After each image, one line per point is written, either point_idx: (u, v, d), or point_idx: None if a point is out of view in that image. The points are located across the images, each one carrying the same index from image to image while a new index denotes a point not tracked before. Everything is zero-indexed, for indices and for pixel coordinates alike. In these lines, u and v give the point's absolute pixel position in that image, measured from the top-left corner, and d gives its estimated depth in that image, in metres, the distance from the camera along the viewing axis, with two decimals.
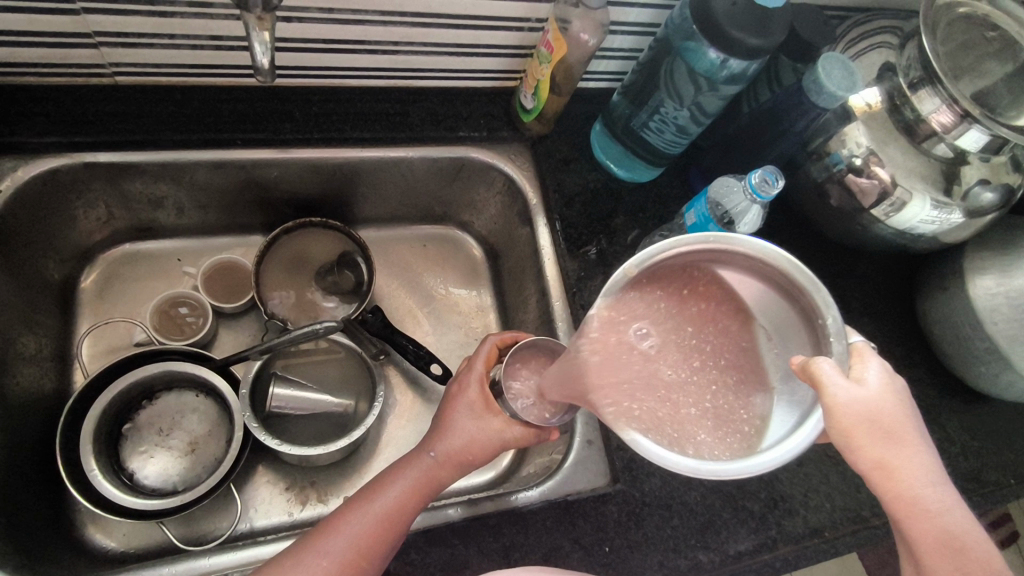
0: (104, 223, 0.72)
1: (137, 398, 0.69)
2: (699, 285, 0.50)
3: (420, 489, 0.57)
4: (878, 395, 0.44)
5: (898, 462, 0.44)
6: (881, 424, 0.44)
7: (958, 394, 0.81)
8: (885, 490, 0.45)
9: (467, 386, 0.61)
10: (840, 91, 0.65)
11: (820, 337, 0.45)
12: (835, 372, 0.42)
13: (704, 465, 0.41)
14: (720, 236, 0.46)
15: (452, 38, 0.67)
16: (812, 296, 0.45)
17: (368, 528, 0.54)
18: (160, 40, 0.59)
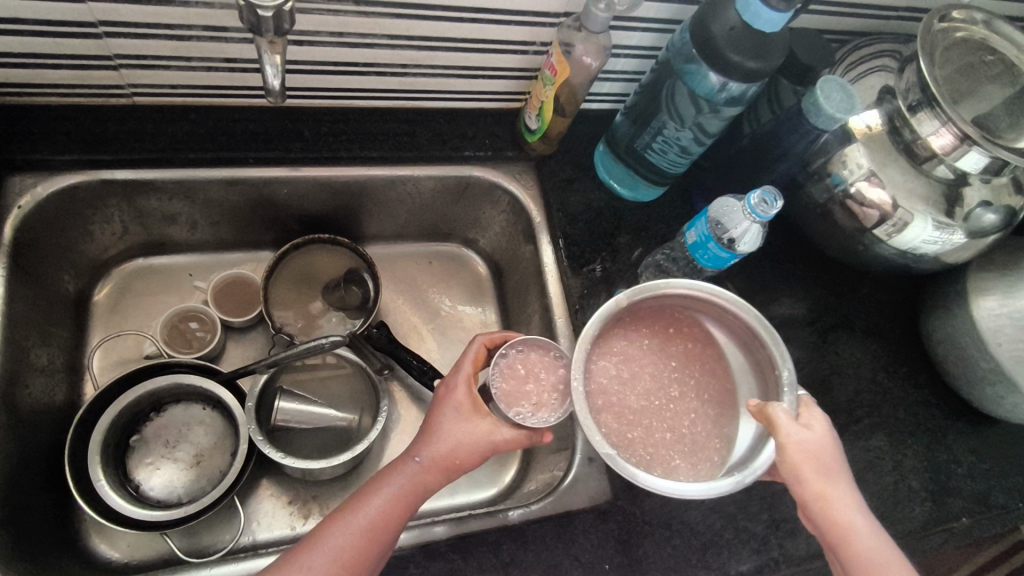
0: (119, 238, 0.74)
1: (145, 410, 0.70)
2: (677, 329, 0.60)
3: (405, 497, 0.57)
4: (820, 437, 0.50)
5: (835, 496, 0.50)
6: (824, 462, 0.50)
7: (965, 416, 0.81)
8: (825, 520, 0.50)
9: (454, 389, 0.60)
10: (838, 113, 0.66)
11: (775, 386, 0.55)
12: (783, 415, 0.50)
13: (667, 484, 0.50)
14: (707, 288, 0.57)
15: (458, 60, 0.69)
16: (772, 351, 0.55)
17: (351, 541, 0.54)
18: (177, 62, 0.61)
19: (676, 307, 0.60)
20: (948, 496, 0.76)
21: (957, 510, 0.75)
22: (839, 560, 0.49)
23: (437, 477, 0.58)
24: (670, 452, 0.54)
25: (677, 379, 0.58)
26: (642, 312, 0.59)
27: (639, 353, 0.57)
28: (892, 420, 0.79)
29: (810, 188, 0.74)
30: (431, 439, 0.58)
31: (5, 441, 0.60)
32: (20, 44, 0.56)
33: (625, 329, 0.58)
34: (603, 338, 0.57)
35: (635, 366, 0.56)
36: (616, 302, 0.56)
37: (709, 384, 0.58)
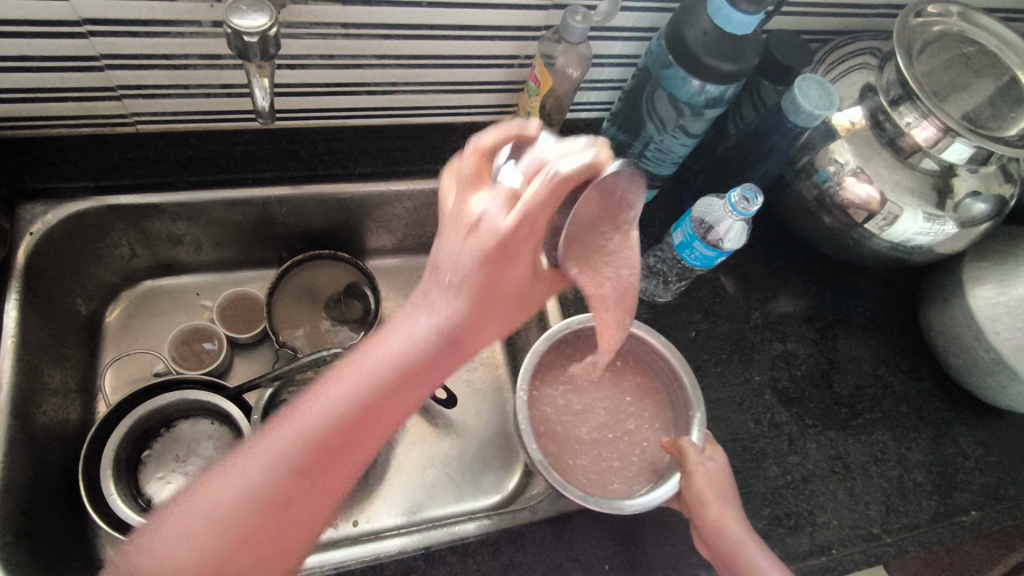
0: (127, 262, 0.77)
1: (155, 426, 0.73)
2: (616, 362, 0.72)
3: (391, 380, 0.47)
4: (720, 466, 0.62)
5: (723, 515, 0.59)
6: (722, 487, 0.61)
7: (970, 407, 0.80)
8: (713, 531, 0.58)
9: (511, 247, 0.47)
10: (817, 110, 0.67)
11: (687, 421, 0.66)
12: (689, 447, 0.62)
13: (590, 496, 0.60)
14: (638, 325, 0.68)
15: (446, 76, 0.71)
16: (688, 394, 0.66)
17: (310, 450, 0.45)
18: (176, 90, 0.64)
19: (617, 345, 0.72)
20: (956, 489, 0.75)
21: (965, 504, 0.74)
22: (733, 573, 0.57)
23: (455, 341, 0.48)
24: (610, 477, 0.65)
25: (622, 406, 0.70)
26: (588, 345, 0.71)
27: (588, 378, 0.70)
28: (895, 414, 0.78)
29: (798, 185, 0.75)
30: (468, 281, 0.47)
31: (21, 458, 0.63)
32: (28, 80, 0.60)
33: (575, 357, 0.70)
34: (550, 365, 0.70)
35: (580, 390, 0.70)
36: (565, 326, 0.67)
37: (647, 413, 0.70)
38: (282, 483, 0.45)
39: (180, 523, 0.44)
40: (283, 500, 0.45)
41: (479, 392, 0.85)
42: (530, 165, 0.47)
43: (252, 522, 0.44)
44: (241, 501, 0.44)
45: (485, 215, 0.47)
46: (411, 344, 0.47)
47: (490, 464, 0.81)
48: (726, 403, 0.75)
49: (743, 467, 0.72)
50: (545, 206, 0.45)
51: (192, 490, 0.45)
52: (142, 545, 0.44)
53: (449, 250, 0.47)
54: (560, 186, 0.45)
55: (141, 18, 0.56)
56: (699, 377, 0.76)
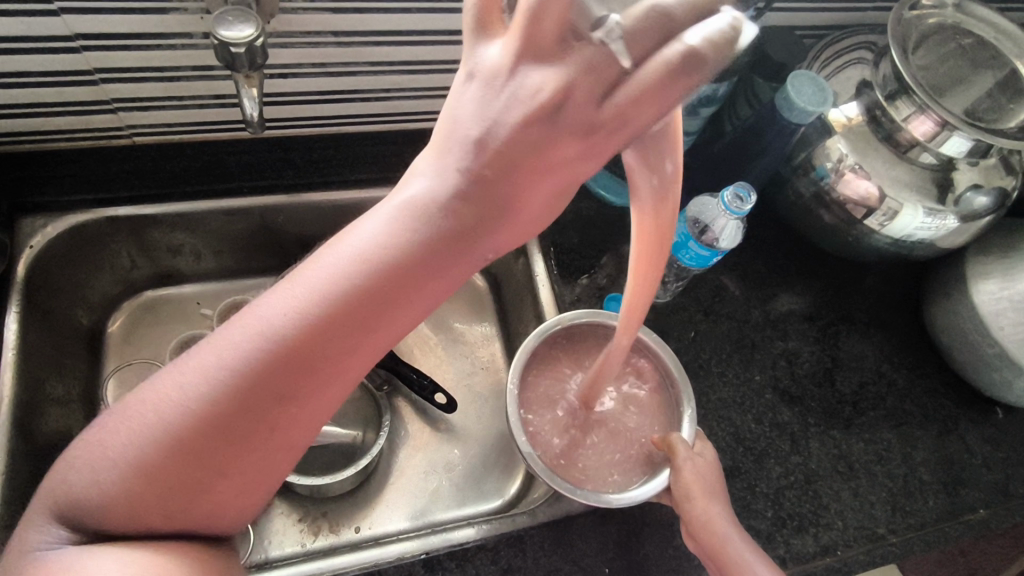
0: (128, 272, 0.78)
1: None
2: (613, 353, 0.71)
3: (356, 278, 0.40)
4: (708, 463, 0.62)
5: (713, 512, 0.59)
6: (708, 483, 0.61)
7: (978, 403, 0.79)
8: (702, 527, 0.59)
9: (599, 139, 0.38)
10: (811, 106, 0.67)
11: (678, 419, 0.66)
12: (679, 442, 0.62)
13: (577, 489, 0.59)
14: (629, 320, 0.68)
15: (439, 82, 0.71)
16: (681, 390, 0.66)
17: (262, 364, 0.40)
18: (170, 101, 0.65)
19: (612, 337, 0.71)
20: (963, 487, 0.74)
21: (973, 502, 0.73)
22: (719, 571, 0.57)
23: (449, 236, 0.40)
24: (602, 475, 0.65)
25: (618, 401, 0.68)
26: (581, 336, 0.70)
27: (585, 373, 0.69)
28: (900, 411, 0.77)
29: (796, 181, 0.74)
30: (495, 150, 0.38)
31: (24, 469, 0.63)
32: (26, 95, 0.61)
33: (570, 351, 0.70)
34: (543, 357, 0.69)
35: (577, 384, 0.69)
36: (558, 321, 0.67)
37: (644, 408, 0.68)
38: (228, 395, 0.41)
39: (121, 433, 0.41)
40: (230, 413, 0.41)
41: (480, 396, 0.85)
42: (646, 19, 0.34)
43: (191, 440, 0.41)
44: (185, 414, 0.41)
45: (568, 73, 0.36)
46: (382, 236, 0.40)
47: (491, 468, 0.81)
48: (728, 404, 0.74)
49: (746, 468, 0.71)
50: (666, 93, 0.35)
51: (134, 397, 0.42)
52: (84, 456, 0.42)
53: (463, 115, 0.38)
54: (689, 71, 0.35)
55: (133, 32, 0.57)
56: (700, 377, 0.75)
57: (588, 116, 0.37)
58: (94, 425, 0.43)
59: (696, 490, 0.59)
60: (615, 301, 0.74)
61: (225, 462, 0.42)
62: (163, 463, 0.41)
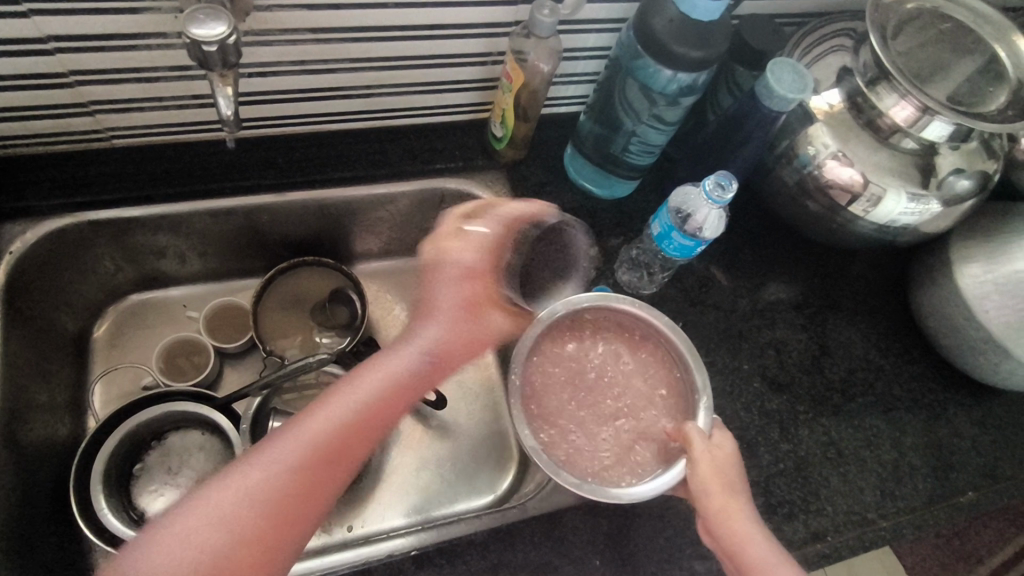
0: (112, 276, 0.77)
1: (146, 439, 0.73)
2: (635, 335, 0.69)
3: (396, 391, 0.59)
4: (727, 456, 0.60)
5: (732, 504, 0.58)
6: (726, 478, 0.59)
7: (965, 387, 0.79)
8: (721, 520, 0.57)
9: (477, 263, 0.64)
10: (791, 94, 0.66)
11: (694, 407, 0.64)
12: (697, 434, 0.60)
13: (585, 483, 0.60)
14: (642, 304, 0.68)
15: (420, 77, 0.71)
16: (697, 377, 0.65)
17: (294, 480, 0.53)
18: (148, 102, 0.65)
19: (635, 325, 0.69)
20: (953, 471, 0.74)
21: (962, 485, 0.74)
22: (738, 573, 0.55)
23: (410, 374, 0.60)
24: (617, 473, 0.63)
25: (628, 387, 0.67)
26: (604, 319, 0.69)
27: (598, 354, 0.68)
28: (889, 397, 0.78)
29: (780, 171, 0.74)
30: (440, 350, 0.62)
31: (9, 476, 0.63)
32: (1, 99, 0.60)
33: (583, 333, 0.69)
34: (561, 337, 0.68)
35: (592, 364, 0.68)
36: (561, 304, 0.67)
37: (660, 395, 0.67)
38: (276, 504, 0.51)
39: (199, 538, 0.49)
40: (309, 487, 0.53)
41: (470, 391, 0.85)
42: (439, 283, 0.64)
43: (248, 546, 0.50)
44: (259, 522, 0.51)
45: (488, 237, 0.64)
46: (392, 365, 0.60)
47: (483, 465, 0.81)
48: (717, 394, 0.74)
49: None
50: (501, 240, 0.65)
51: (195, 513, 0.50)
52: (159, 558, 0.48)
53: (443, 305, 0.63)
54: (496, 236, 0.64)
55: (108, 33, 0.56)
56: None
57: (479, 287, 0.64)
58: (145, 556, 0.48)
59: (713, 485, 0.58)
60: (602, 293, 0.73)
61: (271, 555, 0.50)
62: (249, 548, 0.50)
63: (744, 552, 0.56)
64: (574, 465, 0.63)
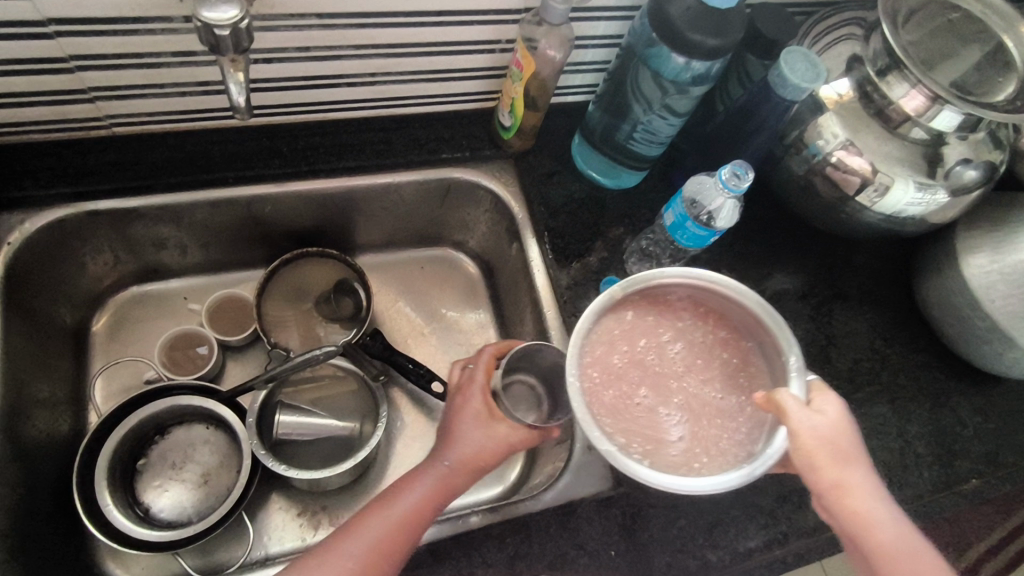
0: (111, 267, 0.75)
1: (149, 433, 0.72)
2: (705, 312, 0.58)
3: (425, 503, 0.59)
4: (835, 423, 0.49)
5: (851, 481, 0.48)
6: (840, 449, 0.49)
7: (968, 376, 0.80)
8: (839, 505, 0.48)
9: (471, 397, 0.63)
10: (804, 83, 0.65)
11: (782, 372, 0.54)
12: (796, 403, 0.49)
13: (657, 477, 0.50)
14: (705, 276, 0.57)
15: (428, 64, 0.70)
16: (778, 336, 0.55)
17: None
18: (150, 89, 0.63)
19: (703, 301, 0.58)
20: (957, 459, 0.75)
21: (966, 472, 0.75)
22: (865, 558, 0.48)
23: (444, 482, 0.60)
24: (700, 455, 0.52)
25: (701, 369, 0.56)
26: (668, 299, 0.58)
27: (664, 339, 0.56)
28: (894, 385, 0.78)
29: (788, 161, 0.74)
30: (469, 460, 0.60)
31: (10, 473, 0.62)
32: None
33: (647, 321, 0.56)
34: (623, 327, 0.56)
35: (664, 353, 0.55)
36: (613, 294, 0.55)
37: (739, 372, 0.56)
38: None
39: None
40: None
41: None
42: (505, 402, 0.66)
43: None
44: None
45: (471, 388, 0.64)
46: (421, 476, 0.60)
47: None
48: None
49: None
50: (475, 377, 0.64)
51: None
52: None
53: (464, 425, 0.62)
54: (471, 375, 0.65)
55: (109, 17, 0.54)
56: None
57: (468, 414, 0.62)
58: None
59: (825, 460, 0.48)
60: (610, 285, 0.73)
61: None
62: None
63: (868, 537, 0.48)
64: (662, 463, 0.51)
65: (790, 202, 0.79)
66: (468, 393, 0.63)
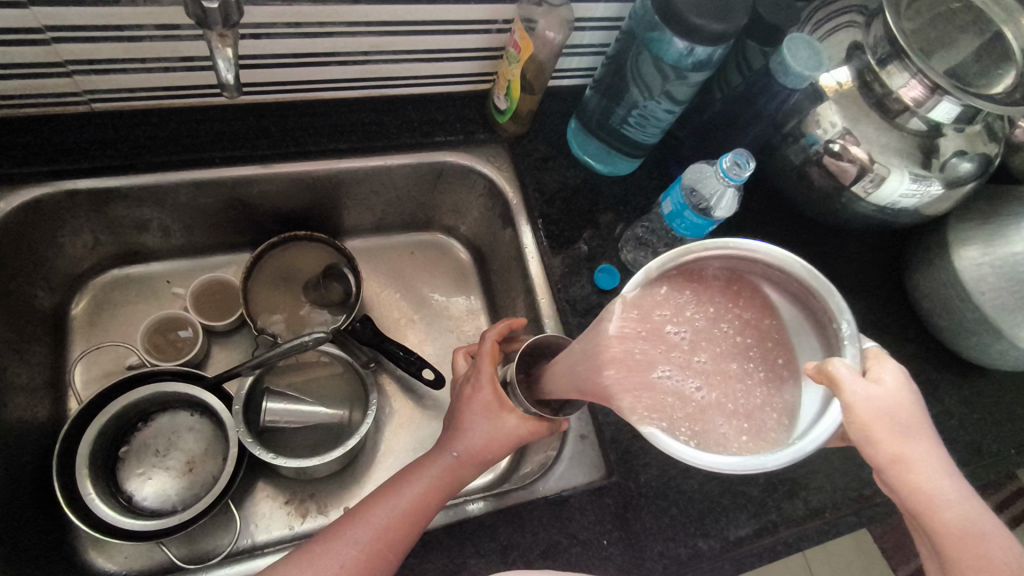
0: (91, 249, 0.73)
1: (132, 420, 0.70)
2: (736, 284, 0.51)
3: (433, 492, 0.60)
4: (895, 394, 0.46)
5: (914, 456, 0.48)
6: (897, 422, 0.46)
7: (954, 367, 0.81)
8: (903, 482, 0.48)
9: (480, 389, 0.62)
10: (806, 70, 0.64)
11: (834, 339, 0.47)
12: (850, 374, 0.44)
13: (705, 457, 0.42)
14: (742, 246, 0.48)
15: (422, 44, 0.68)
16: (827, 302, 0.47)
17: (351, 557, 0.55)
18: (131, 64, 0.60)
19: (736, 268, 0.51)
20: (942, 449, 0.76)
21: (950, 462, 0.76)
22: (926, 532, 0.49)
23: (451, 471, 0.61)
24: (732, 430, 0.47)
25: (731, 346, 0.50)
26: (697, 273, 0.51)
27: (695, 320, 0.50)
28: None
29: (785, 150, 0.74)
30: (477, 453, 0.61)
31: None
32: None
33: (680, 301, 0.50)
34: (651, 309, 0.49)
35: (694, 331, 0.50)
36: (647, 273, 0.47)
37: (772, 347, 0.50)
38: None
39: None
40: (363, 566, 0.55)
41: None
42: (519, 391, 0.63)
43: None
44: None
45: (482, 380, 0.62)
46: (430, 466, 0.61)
47: None
48: None
49: None
50: (485, 366, 0.63)
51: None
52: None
53: (473, 418, 0.62)
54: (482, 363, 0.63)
55: None
56: None
57: (477, 406, 0.62)
58: None
59: (883, 435, 0.46)
60: (605, 273, 0.72)
61: None
62: None
63: (932, 513, 0.48)
64: (711, 443, 0.45)
65: (793, 184, 0.77)
66: (478, 385, 0.62)
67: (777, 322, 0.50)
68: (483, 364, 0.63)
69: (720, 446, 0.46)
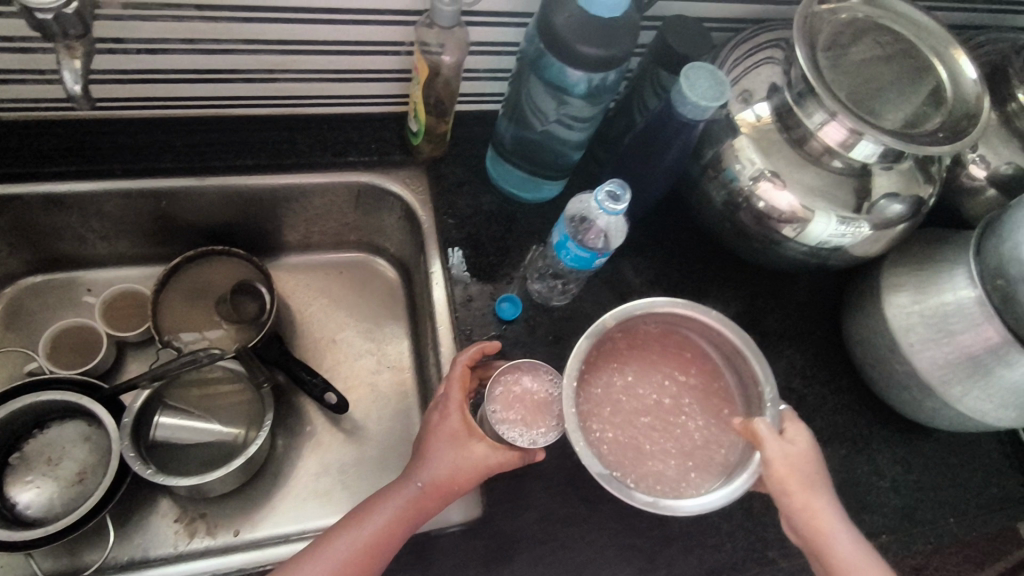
0: (4, 255, 0.74)
1: (29, 427, 0.71)
2: (676, 350, 0.62)
3: (398, 524, 0.57)
4: (802, 451, 0.54)
5: (820, 508, 0.53)
6: (806, 475, 0.53)
7: (892, 422, 0.75)
8: (810, 531, 0.53)
9: (448, 415, 0.59)
10: (703, 101, 0.61)
11: (759, 400, 0.58)
12: (770, 430, 0.53)
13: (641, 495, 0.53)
14: (688, 305, 0.60)
15: (329, 64, 0.68)
16: (755, 367, 0.58)
17: None
18: (30, 75, 0.62)
19: (675, 335, 0.62)
20: (866, 511, 0.70)
21: (875, 526, 0.69)
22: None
23: (420, 504, 0.58)
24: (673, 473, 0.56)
25: (645, 402, 0.59)
26: (640, 334, 0.62)
27: (634, 375, 0.60)
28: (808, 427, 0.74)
29: (706, 183, 0.71)
30: (447, 484, 0.57)
31: None
32: None
33: (626, 355, 0.61)
34: (596, 360, 0.59)
35: (633, 386, 0.59)
36: (603, 323, 0.58)
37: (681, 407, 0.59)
38: None
39: None
40: None
41: (382, 395, 0.83)
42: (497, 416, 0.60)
43: None
44: None
45: (450, 408, 0.59)
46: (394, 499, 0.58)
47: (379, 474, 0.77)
48: None
49: None
50: (456, 391, 0.60)
51: None
52: None
53: (439, 447, 0.58)
54: (454, 383, 0.60)
55: None
56: None
57: (443, 435, 0.59)
58: None
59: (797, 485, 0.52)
60: (508, 303, 0.70)
61: None
62: None
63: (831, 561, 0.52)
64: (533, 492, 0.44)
65: (712, 220, 0.73)
66: (445, 411, 0.60)
67: (698, 396, 0.60)
68: (450, 391, 0.60)
69: (662, 488, 0.55)
